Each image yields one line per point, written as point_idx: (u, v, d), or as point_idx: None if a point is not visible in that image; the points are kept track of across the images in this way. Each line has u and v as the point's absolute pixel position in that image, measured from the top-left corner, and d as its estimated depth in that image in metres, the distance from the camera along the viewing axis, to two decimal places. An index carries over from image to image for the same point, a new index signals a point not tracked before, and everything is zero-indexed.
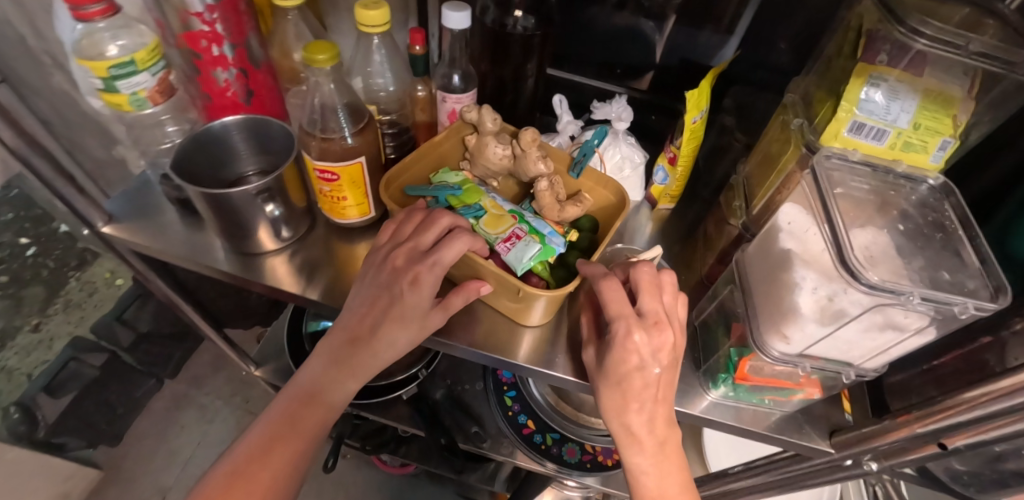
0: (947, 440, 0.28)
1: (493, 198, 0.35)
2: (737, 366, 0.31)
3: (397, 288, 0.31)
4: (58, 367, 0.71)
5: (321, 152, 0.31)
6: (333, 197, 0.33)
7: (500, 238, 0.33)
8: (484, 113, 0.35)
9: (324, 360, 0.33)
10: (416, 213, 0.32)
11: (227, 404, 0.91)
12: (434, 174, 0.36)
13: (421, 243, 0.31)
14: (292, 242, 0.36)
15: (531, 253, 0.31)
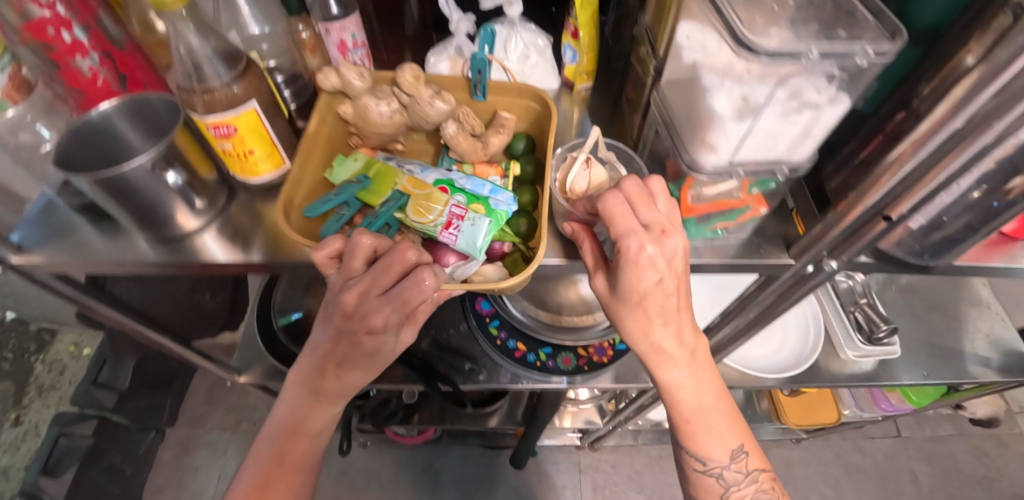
0: (892, 209, 0.30)
1: (410, 174, 0.36)
2: (680, 199, 0.33)
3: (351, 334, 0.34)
4: (50, 445, 0.91)
5: (207, 106, 0.29)
6: (239, 154, 0.32)
7: (440, 225, 0.34)
8: (348, 73, 0.34)
9: (296, 405, 0.38)
10: (359, 248, 0.32)
11: (233, 434, 1.10)
12: (332, 171, 0.36)
13: (371, 288, 0.32)
14: (214, 215, 0.34)
15: (482, 232, 0.33)
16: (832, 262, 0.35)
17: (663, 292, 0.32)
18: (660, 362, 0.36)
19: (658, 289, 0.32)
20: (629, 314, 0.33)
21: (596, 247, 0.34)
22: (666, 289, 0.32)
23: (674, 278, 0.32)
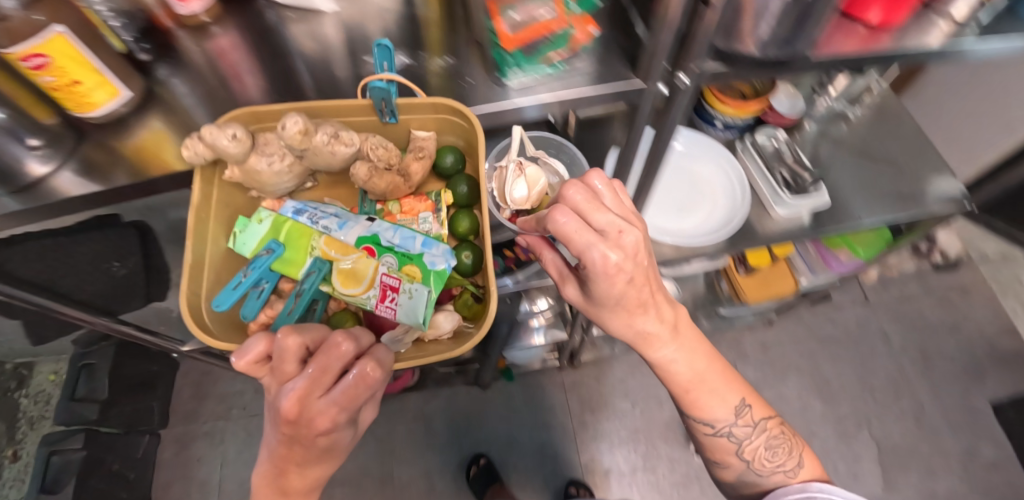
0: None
1: (322, 244, 0.56)
2: (499, 33, 0.42)
3: (294, 433, 0.43)
4: (42, 465, 0.91)
5: (10, 38, 0.34)
6: (69, 88, 0.38)
7: (370, 299, 0.55)
8: (208, 137, 0.42)
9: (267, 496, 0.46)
10: (299, 351, 0.43)
11: (227, 421, 1.13)
12: (236, 236, 0.53)
13: (319, 386, 0.43)
14: (51, 156, 0.43)
15: (414, 307, 0.53)
16: (681, 77, 0.45)
17: (633, 292, 0.44)
18: (643, 340, 0.50)
19: (627, 294, 0.44)
20: (609, 312, 0.47)
21: (554, 256, 0.51)
22: (632, 292, 0.44)
23: (635, 281, 0.42)
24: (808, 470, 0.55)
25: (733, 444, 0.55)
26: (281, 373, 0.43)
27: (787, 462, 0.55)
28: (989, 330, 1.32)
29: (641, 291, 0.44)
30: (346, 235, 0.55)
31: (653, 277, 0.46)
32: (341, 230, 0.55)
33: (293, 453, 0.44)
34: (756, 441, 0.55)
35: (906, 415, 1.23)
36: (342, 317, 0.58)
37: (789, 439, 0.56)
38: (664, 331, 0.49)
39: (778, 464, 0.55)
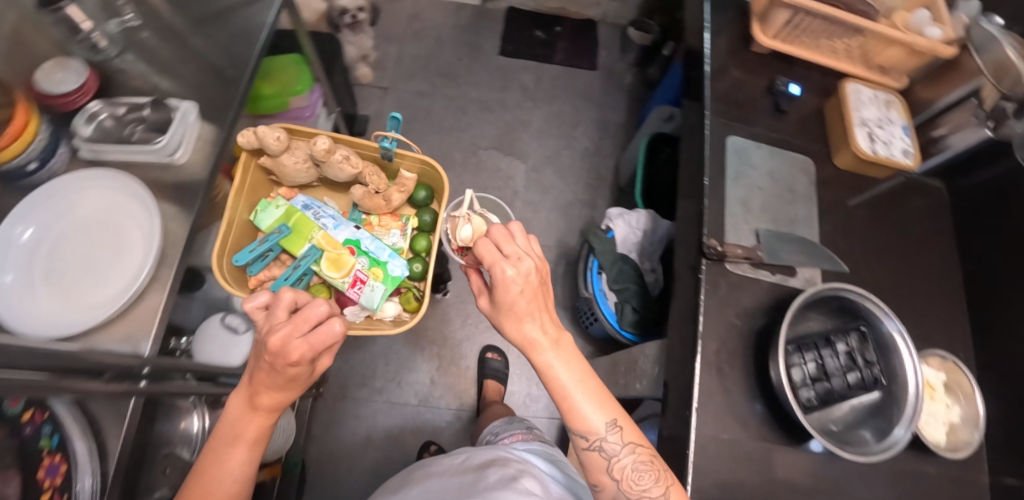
0: None
1: (318, 233, 1.00)
2: None
3: (273, 375, 0.61)
4: None
5: None
6: None
7: (344, 278, 0.99)
8: (262, 134, 0.88)
9: (242, 447, 0.64)
10: (303, 319, 0.62)
11: None
12: (255, 216, 1.00)
13: (302, 325, 0.62)
14: None
15: (373, 292, 0.98)
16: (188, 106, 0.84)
17: (526, 301, 0.68)
18: (530, 347, 0.69)
19: (522, 301, 0.68)
20: (512, 316, 0.68)
21: (478, 278, 0.78)
22: (527, 316, 0.68)
23: (529, 293, 0.68)
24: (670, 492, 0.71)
25: (603, 460, 0.70)
26: (272, 318, 0.65)
27: (649, 481, 0.71)
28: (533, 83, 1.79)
29: (540, 301, 0.69)
30: (338, 234, 1.01)
31: (544, 299, 0.70)
32: (334, 229, 1.01)
33: (263, 371, 0.62)
34: (626, 460, 0.70)
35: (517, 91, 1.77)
36: (318, 288, 1.04)
37: (649, 456, 0.72)
38: (543, 340, 0.68)
39: (642, 487, 0.70)
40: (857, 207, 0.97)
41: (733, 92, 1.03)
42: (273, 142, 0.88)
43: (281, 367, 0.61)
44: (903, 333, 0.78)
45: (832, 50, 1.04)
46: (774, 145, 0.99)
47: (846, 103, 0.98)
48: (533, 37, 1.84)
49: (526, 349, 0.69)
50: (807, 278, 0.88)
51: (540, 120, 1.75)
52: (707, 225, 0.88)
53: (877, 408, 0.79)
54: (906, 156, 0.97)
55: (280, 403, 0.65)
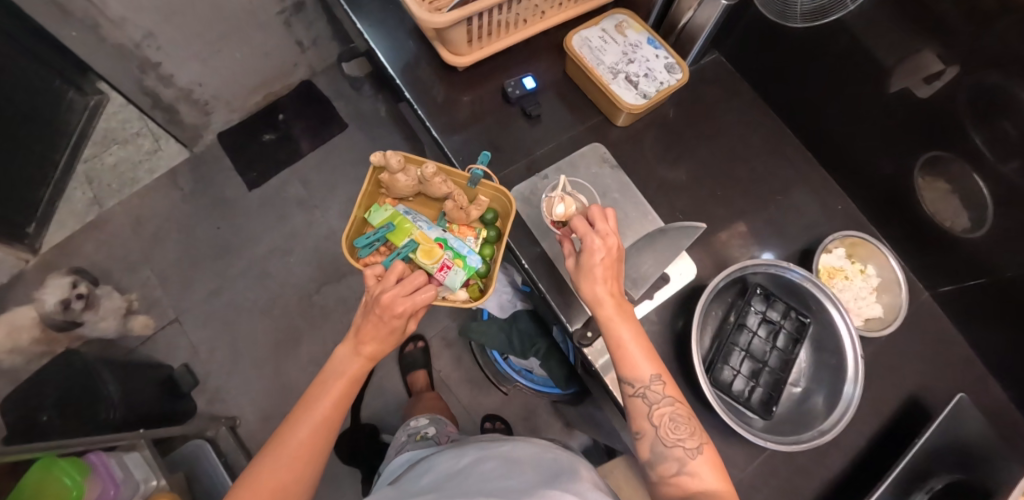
0: None
1: (419, 231, 0.81)
2: None
3: (380, 313, 0.71)
4: None
5: None
6: None
7: (433, 266, 0.78)
8: (387, 158, 0.77)
9: (354, 359, 0.74)
10: (398, 266, 0.73)
11: None
12: (371, 213, 0.84)
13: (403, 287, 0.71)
14: None
15: (455, 277, 0.78)
16: None
17: (606, 265, 0.69)
18: (596, 303, 0.70)
19: (599, 266, 0.69)
20: (587, 280, 0.70)
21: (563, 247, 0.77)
22: (604, 279, 0.69)
23: (607, 264, 0.69)
24: (702, 455, 0.65)
25: (645, 406, 0.68)
26: (386, 284, 0.72)
27: (687, 439, 0.66)
28: (300, 188, 1.56)
29: (613, 271, 0.70)
30: (432, 232, 0.82)
31: (616, 272, 0.72)
32: (428, 229, 0.82)
33: (376, 325, 0.72)
34: (665, 409, 0.67)
35: (299, 209, 1.54)
36: None
37: (689, 417, 0.68)
38: (610, 298, 0.69)
39: (679, 439, 0.66)
40: (659, 145, 0.91)
41: (482, 123, 0.90)
42: (398, 169, 0.78)
43: (391, 317, 0.71)
44: (796, 270, 0.73)
45: (534, 19, 0.87)
46: (565, 150, 0.89)
47: (583, 66, 0.83)
48: (268, 147, 1.59)
49: (595, 305, 0.69)
50: (680, 272, 0.81)
51: (345, 219, 1.55)
52: (561, 312, 0.80)
53: (819, 343, 0.75)
54: (673, 75, 0.83)
55: (379, 355, 0.75)
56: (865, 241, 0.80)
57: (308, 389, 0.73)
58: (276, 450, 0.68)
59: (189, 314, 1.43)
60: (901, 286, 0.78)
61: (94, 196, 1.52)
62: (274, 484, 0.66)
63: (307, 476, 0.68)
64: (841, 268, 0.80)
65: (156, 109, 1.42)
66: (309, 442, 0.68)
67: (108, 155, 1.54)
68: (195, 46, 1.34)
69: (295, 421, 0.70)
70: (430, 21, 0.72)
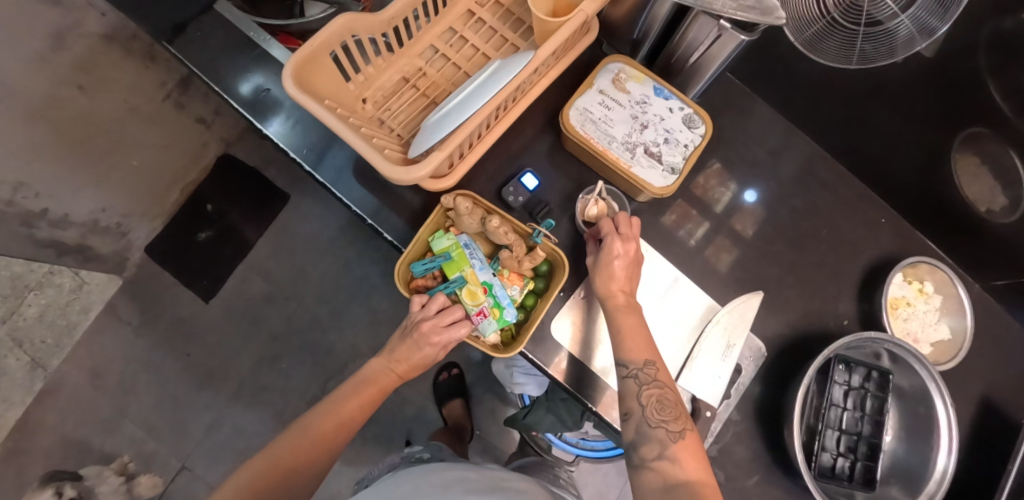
0: None
1: (473, 268, 0.68)
2: None
3: (415, 337, 0.67)
4: None
5: None
6: None
7: (475, 308, 0.67)
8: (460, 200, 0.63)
9: (387, 370, 0.70)
10: (438, 298, 0.66)
11: None
12: (432, 238, 0.69)
13: (436, 314, 0.66)
14: None
15: (490, 326, 0.67)
16: None
17: (622, 264, 0.63)
18: (606, 298, 0.63)
19: (615, 266, 0.63)
20: (599, 275, 0.63)
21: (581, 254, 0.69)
22: (621, 275, 0.63)
23: (623, 264, 0.63)
24: (686, 443, 0.55)
25: (635, 387, 0.59)
26: (421, 311, 0.66)
27: (672, 421, 0.57)
28: (261, 281, 1.39)
29: (632, 271, 0.64)
30: (487, 273, 0.69)
31: (637, 273, 0.65)
32: (481, 269, 0.68)
33: (409, 348, 0.68)
34: (655, 390, 0.59)
35: (269, 306, 1.39)
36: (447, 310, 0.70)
37: (680, 402, 0.59)
38: (624, 294, 0.62)
39: (664, 420, 0.57)
40: (682, 198, 0.78)
41: None
42: (467, 214, 0.64)
43: (426, 340, 0.66)
44: (881, 336, 0.66)
45: (518, 96, 0.66)
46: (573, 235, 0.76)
47: (592, 150, 0.66)
48: (208, 246, 1.38)
49: (602, 297, 0.63)
50: (752, 357, 0.72)
51: (323, 302, 1.40)
52: None
53: (901, 391, 0.72)
54: (696, 130, 0.68)
55: (410, 376, 0.71)
56: (924, 263, 0.76)
57: (343, 386, 0.70)
58: (293, 434, 0.64)
59: (194, 457, 1.30)
60: (964, 310, 0.75)
61: (32, 360, 1.20)
62: (280, 465, 0.61)
63: (315, 469, 0.62)
64: (904, 297, 0.76)
65: (66, 256, 1.16)
66: (332, 430, 0.64)
67: (26, 309, 1.14)
68: (85, 173, 1.11)
69: (323, 412, 0.66)
70: (401, 180, 0.55)
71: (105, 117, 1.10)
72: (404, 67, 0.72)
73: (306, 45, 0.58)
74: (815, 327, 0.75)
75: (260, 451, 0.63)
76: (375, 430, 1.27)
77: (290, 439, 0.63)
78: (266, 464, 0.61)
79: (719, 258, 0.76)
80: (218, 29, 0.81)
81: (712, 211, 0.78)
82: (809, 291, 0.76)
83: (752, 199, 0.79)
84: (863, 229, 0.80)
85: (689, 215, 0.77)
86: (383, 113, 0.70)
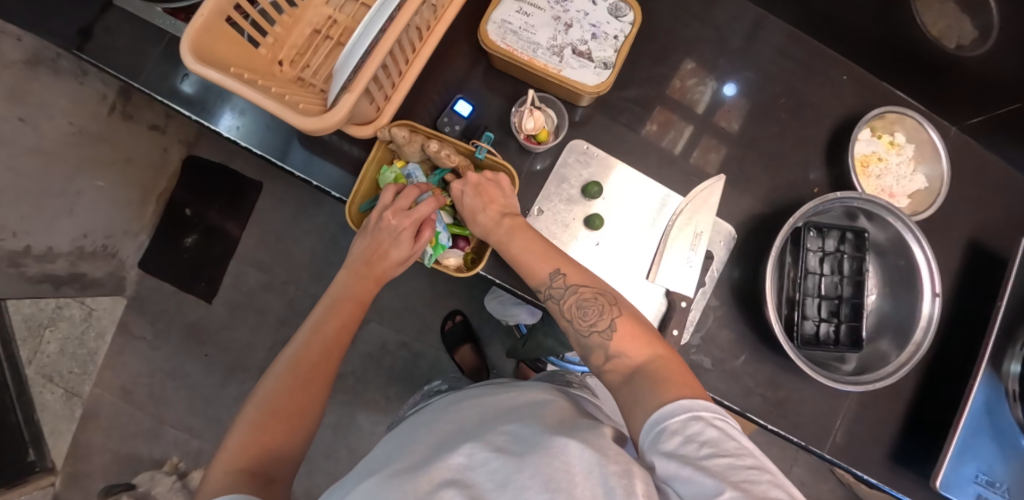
0: None
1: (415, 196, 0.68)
2: None
3: (391, 232, 0.62)
4: None
5: None
6: None
7: None
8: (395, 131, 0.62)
9: (348, 279, 0.64)
10: (409, 191, 0.63)
11: None
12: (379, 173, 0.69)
13: (402, 205, 0.63)
14: None
15: (428, 252, 0.68)
16: None
17: (472, 196, 0.63)
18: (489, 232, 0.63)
19: (468, 198, 0.63)
20: (467, 219, 0.64)
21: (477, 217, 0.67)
22: (473, 210, 0.63)
23: (474, 190, 0.63)
24: (622, 331, 0.54)
25: (557, 306, 0.59)
26: (384, 197, 0.64)
27: (598, 319, 0.56)
28: (259, 273, 1.42)
29: (490, 193, 0.64)
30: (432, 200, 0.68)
31: (499, 193, 0.64)
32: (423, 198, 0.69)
33: (383, 238, 0.63)
34: (573, 297, 0.58)
35: (271, 295, 1.42)
36: None
37: (600, 294, 0.57)
38: (492, 225, 0.62)
39: (593, 323, 0.56)
40: (637, 96, 0.74)
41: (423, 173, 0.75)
42: (405, 143, 0.64)
43: (399, 218, 0.62)
44: (848, 195, 0.65)
45: (431, 24, 0.63)
46: None
47: (518, 62, 0.65)
48: (198, 250, 1.40)
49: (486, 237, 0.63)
50: (723, 241, 0.72)
51: (321, 280, 1.43)
52: None
53: (879, 248, 0.72)
54: (625, 19, 0.67)
55: (388, 275, 0.65)
56: (891, 113, 0.73)
57: (313, 315, 0.63)
58: (287, 372, 0.56)
59: None
60: (940, 155, 0.72)
61: (67, 390, 1.28)
62: (279, 406, 0.53)
63: (316, 400, 0.56)
64: (874, 152, 0.75)
65: (63, 286, 1.15)
66: (321, 360, 0.58)
67: (47, 346, 1.22)
68: (48, 204, 1.02)
69: (306, 342, 0.59)
70: (320, 130, 0.55)
71: (56, 145, 1.01)
72: (313, 18, 0.69)
73: (196, 18, 0.57)
74: (785, 200, 0.74)
75: (251, 397, 0.55)
76: (399, 388, 1.33)
77: (263, 398, 0.54)
78: (264, 411, 0.53)
79: (708, 162, 0.74)
80: (126, 25, 0.77)
81: (695, 113, 0.75)
82: (773, 164, 0.74)
83: (733, 93, 0.75)
84: (823, 89, 0.77)
85: (672, 122, 0.74)
86: (302, 71, 0.68)
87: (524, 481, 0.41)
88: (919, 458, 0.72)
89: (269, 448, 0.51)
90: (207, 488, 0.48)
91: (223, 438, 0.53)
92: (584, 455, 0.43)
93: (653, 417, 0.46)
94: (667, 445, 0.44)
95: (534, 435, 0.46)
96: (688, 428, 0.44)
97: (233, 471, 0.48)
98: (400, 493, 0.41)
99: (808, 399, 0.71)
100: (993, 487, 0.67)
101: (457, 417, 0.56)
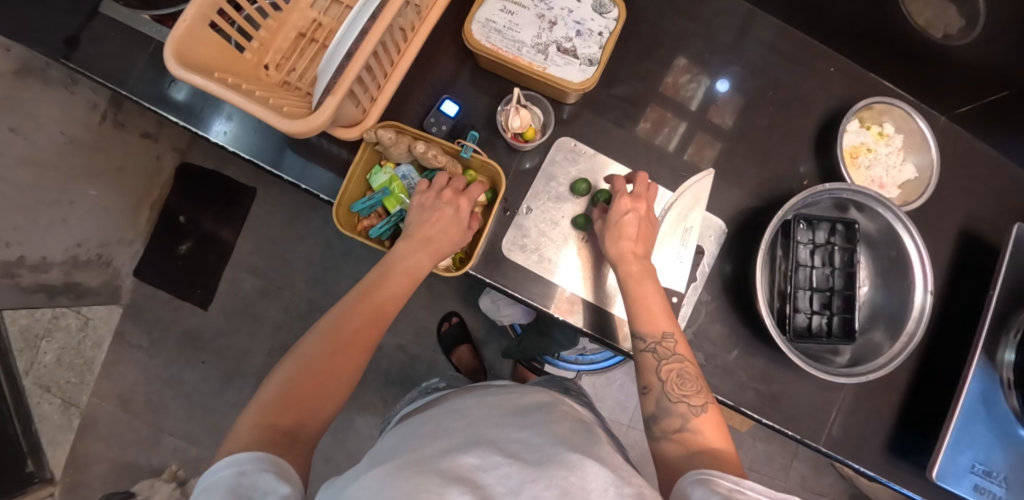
0: None
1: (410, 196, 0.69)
2: None
3: (454, 209, 0.64)
4: None
5: None
6: None
7: None
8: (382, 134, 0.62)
9: (411, 250, 0.63)
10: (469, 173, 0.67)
11: None
12: (371, 176, 0.70)
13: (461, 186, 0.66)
14: None
15: None
16: None
17: (631, 222, 0.64)
18: (620, 261, 0.63)
19: (628, 224, 0.64)
20: (610, 235, 0.64)
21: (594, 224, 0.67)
22: (622, 229, 0.63)
23: (634, 220, 0.64)
24: (708, 416, 0.55)
25: (654, 361, 0.59)
26: (441, 178, 0.66)
27: (694, 395, 0.56)
28: (254, 279, 1.42)
29: (643, 231, 0.65)
30: None
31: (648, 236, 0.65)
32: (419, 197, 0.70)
33: (445, 215, 0.64)
34: (676, 364, 0.58)
35: (268, 301, 1.42)
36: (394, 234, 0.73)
37: (698, 376, 0.58)
38: (636, 260, 0.62)
39: (686, 394, 0.56)
40: (626, 93, 0.74)
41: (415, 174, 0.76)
42: (391, 144, 0.64)
43: (460, 196, 0.65)
44: (837, 186, 0.65)
45: (416, 25, 0.63)
46: None
47: (504, 60, 0.65)
48: (194, 257, 1.39)
49: (616, 260, 0.63)
50: (715, 235, 0.72)
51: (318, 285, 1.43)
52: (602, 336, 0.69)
53: (869, 240, 0.72)
54: (609, 16, 0.67)
55: (447, 253, 0.64)
56: (878, 104, 0.73)
57: (359, 283, 0.62)
58: (322, 339, 0.55)
59: None
60: (929, 144, 0.72)
61: (64, 401, 1.29)
62: (316, 369, 0.53)
63: (353, 370, 0.55)
64: (863, 144, 0.74)
65: (57, 296, 1.15)
66: (361, 332, 0.57)
67: (43, 356, 1.24)
68: (42, 213, 1.02)
69: (347, 311, 0.58)
70: (305, 133, 0.54)
71: (48, 155, 1.01)
72: (298, 22, 0.69)
73: (179, 22, 0.56)
74: (775, 193, 0.74)
75: (288, 358, 0.55)
76: (397, 391, 1.32)
77: (311, 359, 0.53)
78: (301, 372, 0.52)
79: (698, 157, 0.74)
80: (113, 33, 0.77)
81: (688, 110, 0.75)
82: (763, 158, 0.74)
83: (725, 89, 0.75)
84: (814, 82, 0.77)
85: (665, 119, 0.74)
86: (289, 75, 0.68)
87: (538, 491, 0.40)
88: (916, 449, 0.72)
89: (302, 408, 0.51)
90: (233, 438, 0.47)
91: (254, 395, 0.52)
92: (600, 474, 0.43)
93: (699, 472, 0.46)
94: (710, 489, 0.43)
95: (545, 447, 0.46)
96: (733, 492, 0.43)
97: (262, 427, 0.48)
98: (409, 488, 0.40)
99: (804, 393, 0.71)
100: (990, 477, 0.66)
101: (464, 418, 0.55)
